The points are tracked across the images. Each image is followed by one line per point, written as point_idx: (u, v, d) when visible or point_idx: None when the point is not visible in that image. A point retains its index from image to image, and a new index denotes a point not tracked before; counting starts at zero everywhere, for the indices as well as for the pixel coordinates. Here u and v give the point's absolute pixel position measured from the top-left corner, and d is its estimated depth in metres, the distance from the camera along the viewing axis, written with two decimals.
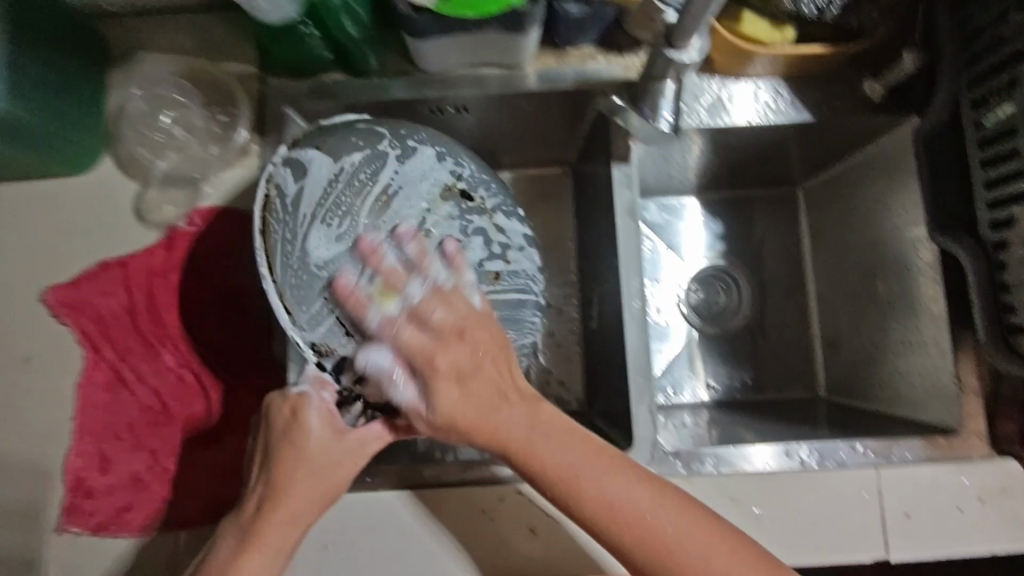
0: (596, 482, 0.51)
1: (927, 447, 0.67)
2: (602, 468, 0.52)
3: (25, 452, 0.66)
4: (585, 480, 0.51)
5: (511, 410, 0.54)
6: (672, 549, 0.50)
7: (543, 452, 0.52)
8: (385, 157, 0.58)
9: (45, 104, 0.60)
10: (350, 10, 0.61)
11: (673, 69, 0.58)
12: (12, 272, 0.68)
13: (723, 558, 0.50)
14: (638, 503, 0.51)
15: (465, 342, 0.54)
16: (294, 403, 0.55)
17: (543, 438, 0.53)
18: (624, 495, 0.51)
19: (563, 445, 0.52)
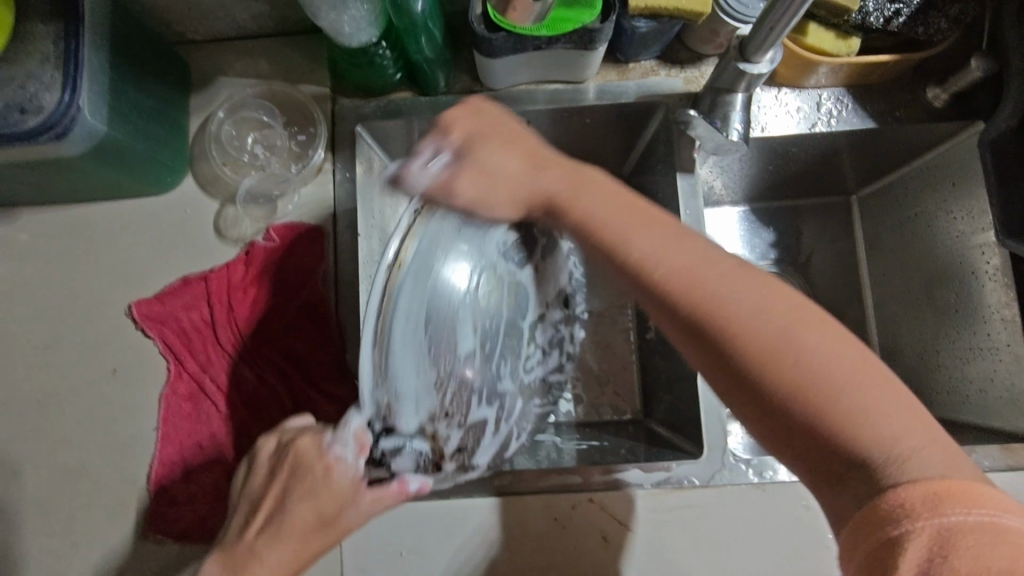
0: (675, 266, 0.46)
1: (1007, 454, 0.66)
2: (735, 276, 0.44)
3: (107, 461, 0.68)
4: (665, 266, 0.46)
5: (586, 198, 0.51)
6: (777, 355, 0.40)
7: (632, 241, 0.48)
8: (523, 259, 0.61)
9: (140, 128, 0.63)
10: (429, 32, 0.63)
11: (745, 80, 0.60)
12: (100, 287, 0.71)
13: (873, 387, 0.39)
14: (742, 304, 0.43)
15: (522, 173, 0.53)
16: (327, 462, 0.48)
17: (592, 196, 0.51)
18: (717, 288, 0.44)
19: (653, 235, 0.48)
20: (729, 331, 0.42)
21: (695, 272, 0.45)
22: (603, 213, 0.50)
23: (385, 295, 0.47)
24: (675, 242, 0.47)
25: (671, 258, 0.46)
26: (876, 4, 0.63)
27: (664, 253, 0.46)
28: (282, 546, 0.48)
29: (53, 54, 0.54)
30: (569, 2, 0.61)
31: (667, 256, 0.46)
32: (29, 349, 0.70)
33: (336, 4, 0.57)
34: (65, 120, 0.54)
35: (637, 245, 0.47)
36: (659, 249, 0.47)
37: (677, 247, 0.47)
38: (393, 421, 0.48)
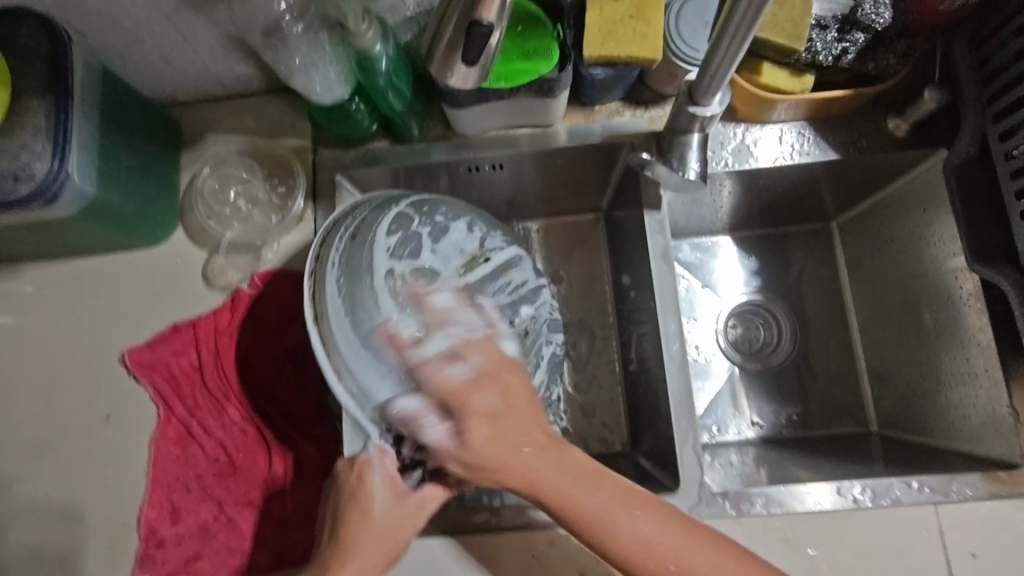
0: (630, 530, 0.51)
1: (988, 481, 0.65)
2: (654, 522, 0.52)
3: (99, 506, 0.70)
4: (586, 505, 0.52)
5: (531, 452, 0.54)
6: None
7: (554, 489, 0.53)
8: (438, 236, 0.64)
9: (129, 187, 0.67)
10: (395, 87, 0.67)
11: (698, 122, 0.62)
12: (96, 336, 0.75)
13: None
14: (676, 551, 0.51)
15: (496, 386, 0.56)
16: (360, 469, 0.58)
17: (489, 441, 0.54)
18: (671, 542, 0.51)
19: (571, 480, 0.53)
20: None
21: (647, 542, 0.51)
22: (500, 434, 0.54)
23: (323, 324, 0.59)
24: (591, 479, 0.53)
25: (591, 504, 0.52)
26: (825, 43, 0.65)
27: (600, 504, 0.52)
28: (359, 535, 0.56)
29: (45, 126, 0.59)
30: (525, 53, 0.64)
31: (619, 520, 0.52)
32: (29, 397, 0.74)
33: (305, 67, 0.62)
34: (56, 184, 0.59)
35: (556, 492, 0.53)
36: (586, 513, 0.52)
37: (597, 488, 0.53)
38: (397, 429, 0.59)
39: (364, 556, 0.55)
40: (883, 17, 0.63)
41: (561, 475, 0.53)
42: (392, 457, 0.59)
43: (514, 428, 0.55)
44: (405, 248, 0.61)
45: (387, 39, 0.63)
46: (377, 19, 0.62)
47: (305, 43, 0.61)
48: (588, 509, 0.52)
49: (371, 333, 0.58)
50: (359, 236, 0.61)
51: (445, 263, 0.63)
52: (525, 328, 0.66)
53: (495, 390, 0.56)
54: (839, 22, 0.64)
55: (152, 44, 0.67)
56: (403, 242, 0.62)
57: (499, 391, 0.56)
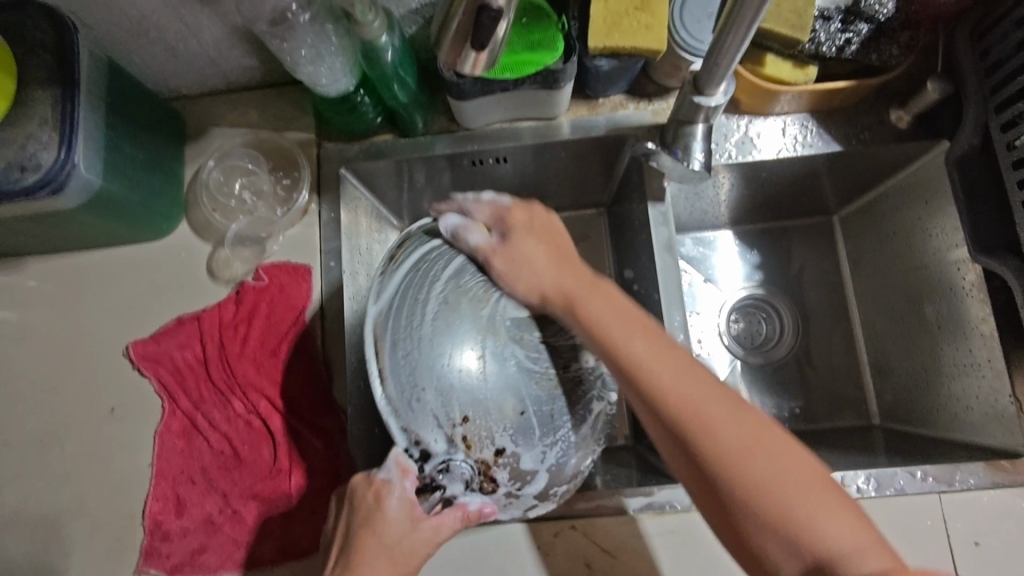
0: (660, 377, 0.52)
1: (992, 471, 0.65)
2: (696, 386, 0.51)
3: (102, 499, 0.70)
4: (634, 362, 0.53)
5: (568, 275, 0.59)
6: (722, 451, 0.48)
7: (585, 305, 0.56)
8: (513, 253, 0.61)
9: (134, 179, 0.67)
10: (401, 78, 0.67)
11: (703, 112, 0.62)
12: (100, 330, 0.75)
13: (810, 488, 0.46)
14: (717, 418, 0.49)
15: (527, 219, 0.63)
16: (378, 487, 0.54)
17: (524, 272, 0.59)
18: (716, 413, 0.50)
19: (607, 308, 0.56)
20: (691, 425, 0.49)
21: (675, 389, 0.51)
22: (534, 252, 0.60)
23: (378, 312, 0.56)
24: (637, 326, 0.55)
25: (648, 361, 0.53)
26: (828, 34, 0.65)
27: (642, 344, 0.54)
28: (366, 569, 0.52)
29: (51, 117, 0.59)
30: (530, 45, 0.64)
31: (649, 362, 0.52)
32: (33, 390, 0.74)
33: (312, 58, 0.62)
34: (61, 175, 0.58)
35: (589, 311, 0.56)
36: (618, 338, 0.54)
37: (641, 334, 0.54)
38: (424, 445, 0.54)
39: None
40: (887, 8, 0.64)
41: (596, 306, 0.56)
42: (414, 481, 0.54)
43: (539, 258, 0.60)
44: None
45: (393, 30, 0.64)
46: (383, 11, 0.62)
47: (311, 34, 0.60)
48: (613, 334, 0.54)
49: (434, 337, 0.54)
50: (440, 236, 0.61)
51: None
52: None
53: (543, 240, 0.62)
54: (843, 13, 0.65)
55: (157, 36, 0.67)
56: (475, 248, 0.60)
57: (538, 252, 0.60)
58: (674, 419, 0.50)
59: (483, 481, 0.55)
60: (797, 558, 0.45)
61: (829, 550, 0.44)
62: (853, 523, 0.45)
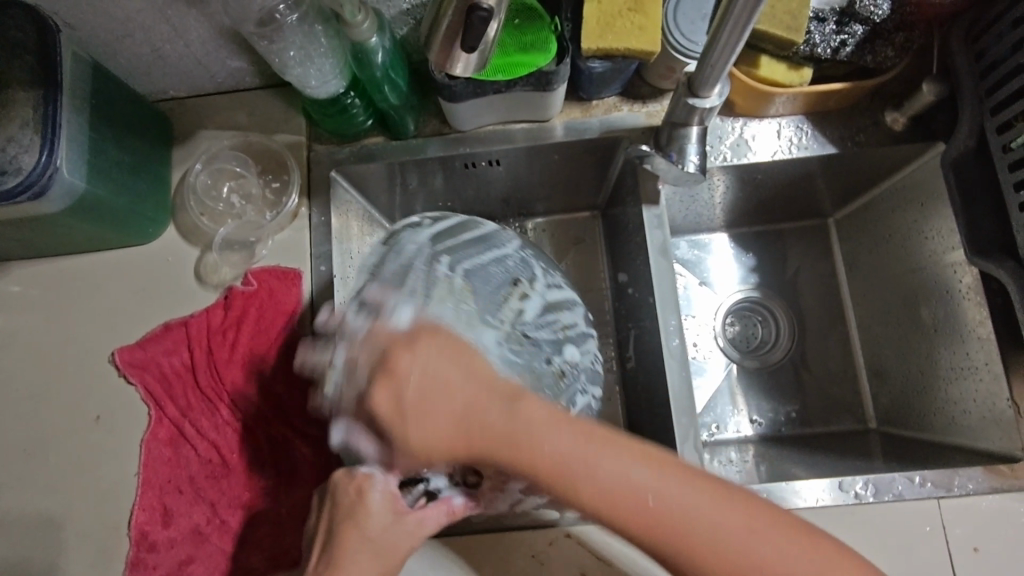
0: (597, 476, 0.45)
1: (990, 476, 0.64)
2: (667, 481, 0.45)
3: (87, 510, 0.69)
4: (585, 482, 0.45)
5: (463, 390, 0.48)
6: (689, 522, 0.44)
7: (537, 446, 0.46)
8: (480, 253, 0.62)
9: (120, 183, 0.66)
10: (392, 80, 0.66)
11: (697, 114, 0.62)
12: (85, 336, 0.73)
13: (818, 570, 0.44)
14: (655, 488, 0.44)
15: (416, 350, 0.50)
16: (361, 483, 0.53)
17: (425, 399, 0.48)
18: (684, 511, 0.44)
19: (552, 432, 0.46)
20: (676, 542, 0.44)
21: (604, 483, 0.44)
22: (438, 368, 0.49)
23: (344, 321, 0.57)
24: (588, 447, 0.45)
25: (591, 480, 0.45)
26: (823, 35, 0.65)
27: (599, 461, 0.45)
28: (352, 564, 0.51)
29: (33, 119, 0.58)
30: (523, 46, 0.63)
31: (551, 435, 0.46)
32: (17, 397, 0.72)
33: (301, 60, 0.61)
34: (43, 179, 0.57)
35: (541, 447, 0.46)
36: (550, 449, 0.46)
37: (548, 424, 0.46)
38: None
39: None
40: (881, 9, 0.63)
41: (535, 417, 0.47)
42: (397, 475, 0.53)
43: (448, 373, 0.49)
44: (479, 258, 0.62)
45: (383, 31, 0.63)
46: (374, 11, 0.61)
47: (300, 35, 0.59)
48: (543, 445, 0.46)
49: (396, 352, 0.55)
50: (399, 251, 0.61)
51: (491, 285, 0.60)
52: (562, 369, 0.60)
53: (446, 355, 0.50)
54: (837, 15, 0.65)
55: (143, 37, 0.66)
56: (439, 247, 0.61)
57: (428, 353, 0.50)
58: (612, 510, 0.44)
59: (466, 476, 0.56)
60: None
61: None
62: (843, 568, 0.44)
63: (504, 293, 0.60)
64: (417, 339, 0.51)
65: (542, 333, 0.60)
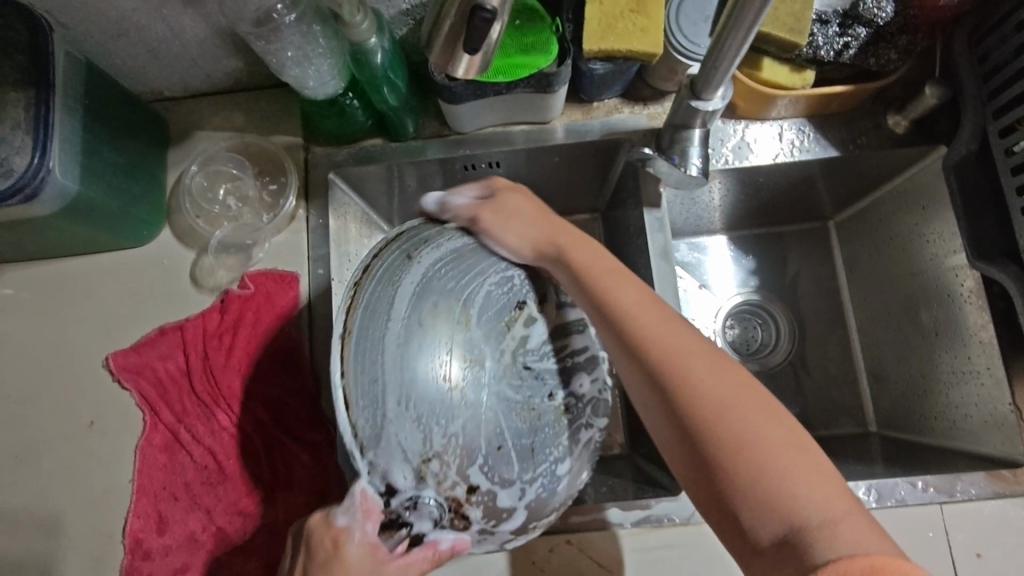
0: (626, 300, 0.52)
1: (993, 481, 0.64)
2: (709, 356, 0.48)
3: (81, 517, 0.68)
4: (636, 324, 0.50)
5: (576, 241, 0.56)
6: (689, 382, 0.46)
7: (602, 287, 0.53)
8: (481, 267, 0.53)
9: (113, 185, 0.65)
10: (391, 81, 0.65)
11: (699, 117, 0.61)
12: (77, 339, 0.72)
13: (812, 484, 0.41)
14: (690, 355, 0.48)
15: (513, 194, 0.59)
16: (337, 533, 0.47)
17: (507, 220, 0.56)
18: (712, 380, 0.46)
19: (619, 286, 0.53)
20: (688, 402, 0.46)
21: (630, 298, 0.52)
22: (535, 219, 0.57)
23: (354, 315, 0.47)
24: (658, 308, 0.51)
25: (644, 322, 0.50)
26: (826, 38, 0.65)
27: (657, 324, 0.50)
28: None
29: (24, 120, 0.57)
30: (523, 47, 0.63)
31: (620, 297, 0.52)
32: (8, 402, 0.71)
33: (299, 60, 0.60)
34: (34, 181, 0.56)
35: (604, 291, 0.52)
36: (595, 267, 0.54)
37: (599, 254, 0.55)
38: (387, 476, 0.46)
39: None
40: (885, 12, 0.63)
41: (600, 277, 0.53)
42: (377, 523, 0.47)
43: (519, 222, 0.56)
44: (470, 270, 0.52)
45: (383, 32, 0.62)
46: (373, 12, 0.60)
47: (297, 35, 0.58)
48: (590, 262, 0.54)
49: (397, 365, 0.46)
50: (420, 244, 0.52)
51: (489, 303, 0.51)
52: (564, 404, 0.53)
53: (539, 212, 0.58)
54: (841, 17, 0.64)
55: (138, 37, 0.64)
56: (455, 252, 0.53)
57: (515, 201, 0.59)
58: (654, 348, 0.49)
59: (455, 519, 0.48)
60: (775, 526, 0.41)
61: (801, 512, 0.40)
62: (852, 510, 0.41)
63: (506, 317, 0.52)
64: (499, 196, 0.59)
65: (545, 362, 0.53)
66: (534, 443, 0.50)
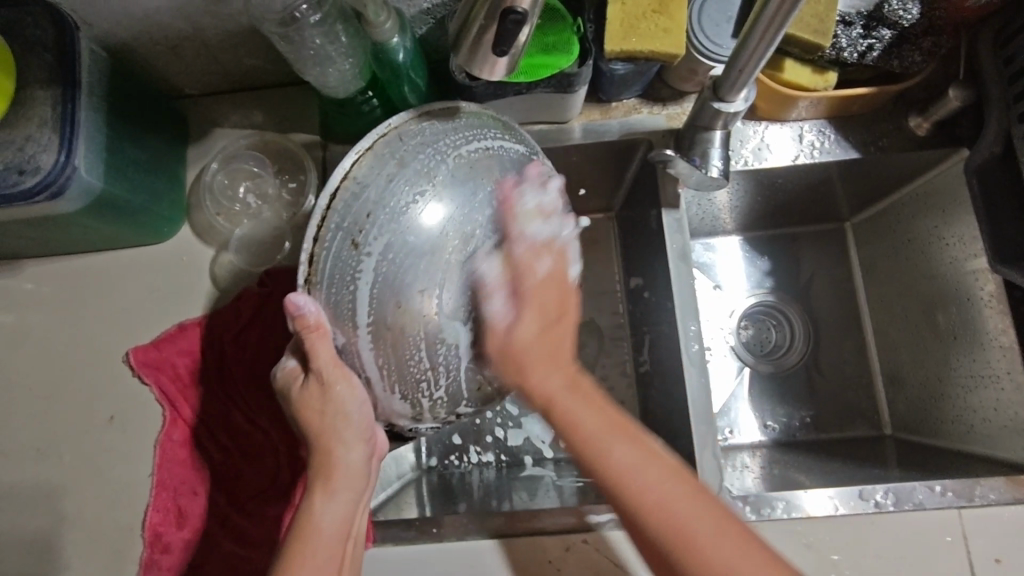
0: (626, 459, 0.47)
1: (1013, 486, 0.64)
2: (733, 540, 0.44)
3: (102, 509, 0.68)
4: (653, 509, 0.45)
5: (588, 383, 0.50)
6: None
7: (616, 461, 0.47)
8: (439, 224, 0.49)
9: (137, 182, 0.66)
10: (411, 80, 0.65)
11: (721, 118, 0.61)
12: (98, 335, 0.73)
13: None
14: (716, 544, 0.44)
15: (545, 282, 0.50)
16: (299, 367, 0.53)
17: (526, 330, 0.49)
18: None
19: (633, 460, 0.47)
20: None
21: (634, 472, 0.46)
22: (542, 329, 0.49)
23: (322, 315, 0.50)
24: (673, 482, 0.46)
25: (667, 505, 0.45)
26: (850, 39, 0.64)
27: (676, 505, 0.45)
28: (346, 447, 0.53)
29: (50, 118, 0.57)
30: (545, 47, 0.63)
31: (633, 471, 0.46)
32: (29, 396, 0.72)
33: (322, 60, 0.61)
34: (61, 179, 0.57)
35: (621, 467, 0.46)
36: (591, 425, 0.48)
37: (592, 406, 0.49)
38: (394, 419, 0.56)
39: (352, 470, 0.54)
40: (911, 13, 0.63)
41: (618, 451, 0.47)
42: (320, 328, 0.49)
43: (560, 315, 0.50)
44: (426, 236, 0.48)
45: (405, 31, 0.62)
46: (396, 11, 0.60)
47: (320, 34, 0.58)
48: (582, 423, 0.48)
49: (370, 359, 0.50)
50: (364, 223, 0.49)
51: (449, 267, 0.48)
52: None
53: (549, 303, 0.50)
54: (864, 19, 0.64)
55: (161, 34, 0.65)
56: (399, 223, 0.48)
57: (552, 292, 0.50)
58: (677, 548, 0.44)
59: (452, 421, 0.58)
60: None
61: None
62: None
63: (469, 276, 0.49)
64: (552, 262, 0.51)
65: None
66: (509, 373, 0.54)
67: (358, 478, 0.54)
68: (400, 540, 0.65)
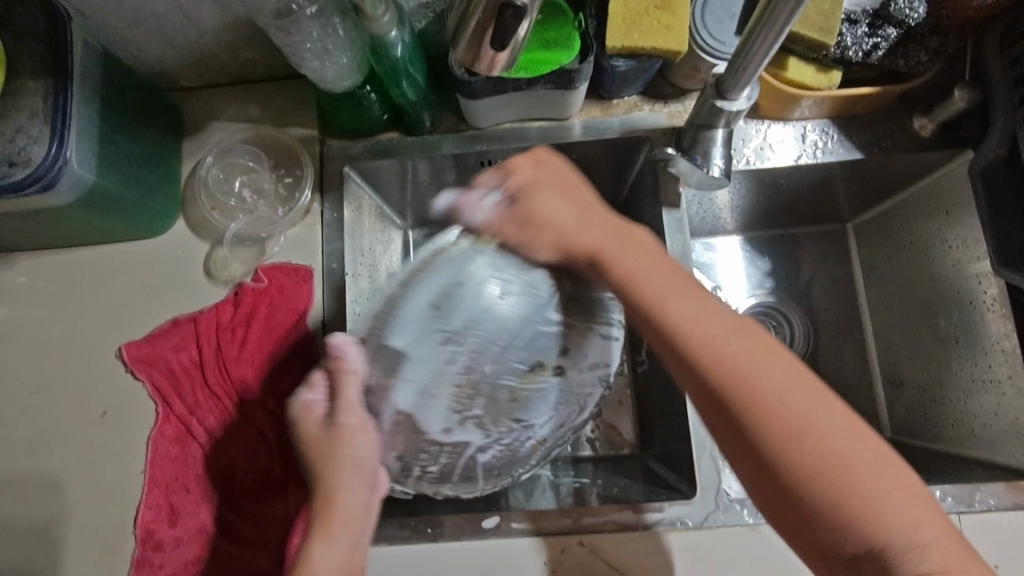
0: (689, 319, 0.50)
1: (1014, 492, 0.63)
2: (762, 354, 0.48)
3: (92, 507, 0.68)
4: (697, 330, 0.49)
5: (634, 257, 0.54)
6: (762, 392, 0.46)
7: (642, 282, 0.52)
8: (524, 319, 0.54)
9: (130, 175, 0.65)
10: (409, 73, 0.64)
11: (725, 117, 0.61)
12: (90, 329, 0.72)
13: (880, 473, 0.45)
14: (743, 355, 0.48)
15: (536, 167, 0.60)
16: (310, 409, 0.55)
17: (540, 214, 0.57)
18: (783, 383, 0.46)
19: (676, 293, 0.51)
20: (759, 414, 0.46)
21: (676, 302, 0.51)
22: (584, 223, 0.56)
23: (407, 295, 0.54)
24: (728, 323, 0.49)
25: (706, 327, 0.49)
26: (854, 38, 0.63)
27: (698, 324, 0.49)
28: (348, 491, 0.53)
29: (41, 109, 0.56)
30: (545, 43, 0.62)
31: (670, 297, 0.51)
32: (22, 391, 0.71)
33: (318, 53, 0.60)
34: (53, 171, 0.56)
35: (652, 292, 0.52)
36: (645, 282, 0.52)
37: (693, 295, 0.52)
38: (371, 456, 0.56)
39: (351, 514, 0.53)
40: (918, 12, 0.62)
41: (679, 304, 0.51)
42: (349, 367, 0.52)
43: (568, 214, 0.57)
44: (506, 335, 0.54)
45: (403, 25, 0.61)
46: (394, 4, 0.59)
47: (317, 27, 0.58)
48: (642, 279, 0.52)
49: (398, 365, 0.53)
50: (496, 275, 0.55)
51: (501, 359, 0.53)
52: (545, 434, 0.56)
53: (565, 193, 0.59)
54: (870, 17, 0.63)
55: (157, 26, 0.64)
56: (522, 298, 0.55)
57: (547, 171, 0.60)
58: (720, 376, 0.47)
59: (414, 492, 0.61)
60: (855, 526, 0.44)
61: (885, 528, 0.44)
62: (916, 493, 0.45)
63: (514, 382, 0.53)
64: (528, 164, 0.60)
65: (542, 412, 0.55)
66: (502, 469, 0.57)
67: (357, 519, 0.54)
68: (394, 539, 0.65)
